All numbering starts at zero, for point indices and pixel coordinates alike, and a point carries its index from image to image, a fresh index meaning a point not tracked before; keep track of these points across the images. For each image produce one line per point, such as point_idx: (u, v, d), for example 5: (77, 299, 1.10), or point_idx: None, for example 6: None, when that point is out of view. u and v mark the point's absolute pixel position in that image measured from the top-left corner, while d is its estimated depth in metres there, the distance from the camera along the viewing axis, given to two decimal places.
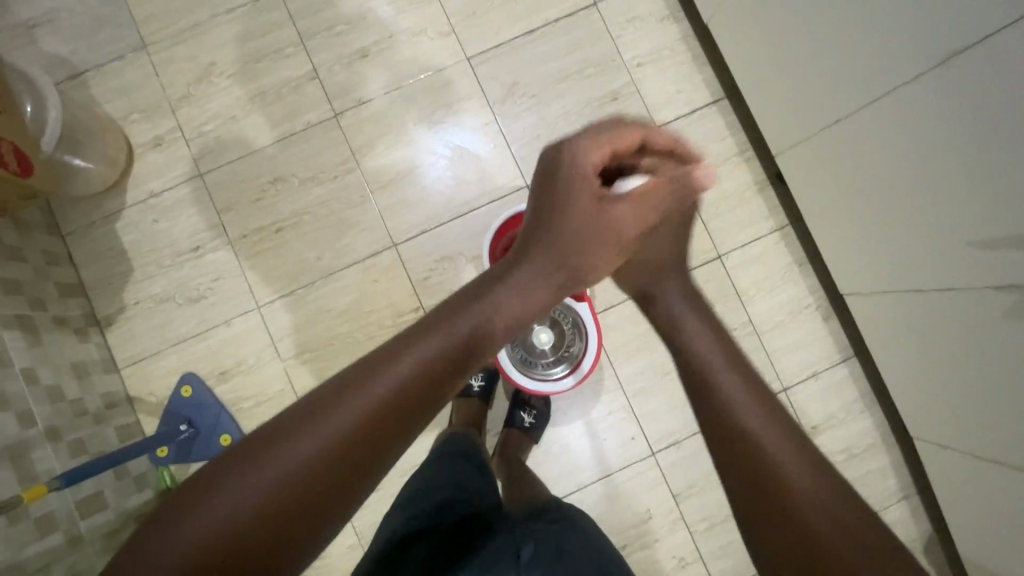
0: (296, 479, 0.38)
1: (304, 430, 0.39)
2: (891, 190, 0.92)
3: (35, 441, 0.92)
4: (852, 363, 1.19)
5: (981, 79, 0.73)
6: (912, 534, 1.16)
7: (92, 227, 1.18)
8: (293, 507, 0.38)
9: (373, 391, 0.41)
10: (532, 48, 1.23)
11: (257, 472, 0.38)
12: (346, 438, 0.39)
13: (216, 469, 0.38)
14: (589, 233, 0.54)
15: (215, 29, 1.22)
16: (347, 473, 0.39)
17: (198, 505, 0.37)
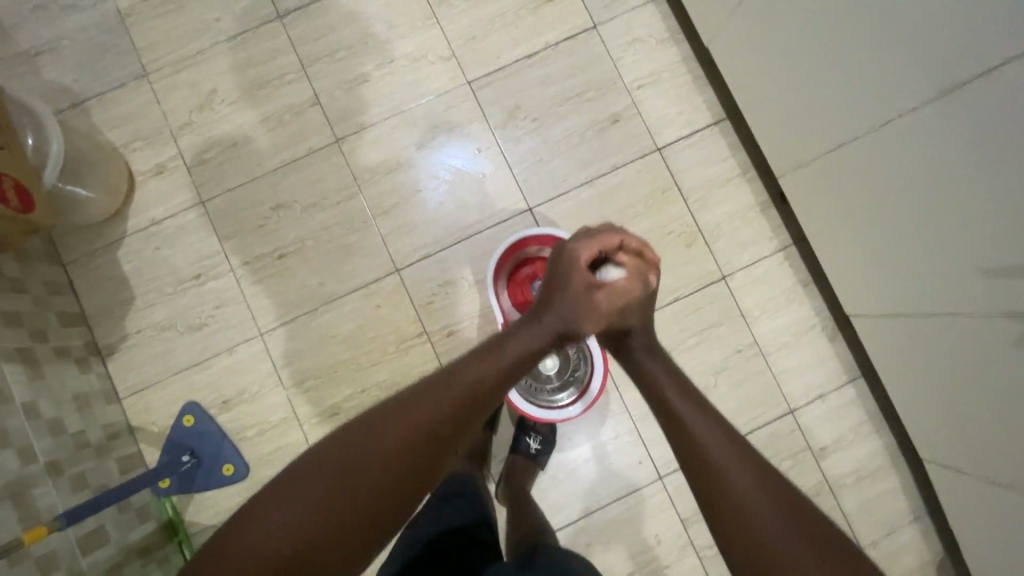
0: (327, 510, 0.48)
1: (335, 470, 0.49)
2: (896, 216, 0.92)
3: (37, 477, 0.91)
4: (860, 383, 1.19)
5: (980, 112, 0.74)
6: (924, 556, 1.15)
7: (94, 255, 1.18)
8: (318, 533, 0.47)
9: (399, 430, 0.52)
10: (533, 72, 1.23)
11: (298, 502, 0.48)
12: (368, 479, 0.49)
13: (265, 500, 0.48)
14: (579, 310, 0.66)
15: (217, 56, 1.22)
16: (370, 506, 0.49)
17: (252, 526, 0.47)
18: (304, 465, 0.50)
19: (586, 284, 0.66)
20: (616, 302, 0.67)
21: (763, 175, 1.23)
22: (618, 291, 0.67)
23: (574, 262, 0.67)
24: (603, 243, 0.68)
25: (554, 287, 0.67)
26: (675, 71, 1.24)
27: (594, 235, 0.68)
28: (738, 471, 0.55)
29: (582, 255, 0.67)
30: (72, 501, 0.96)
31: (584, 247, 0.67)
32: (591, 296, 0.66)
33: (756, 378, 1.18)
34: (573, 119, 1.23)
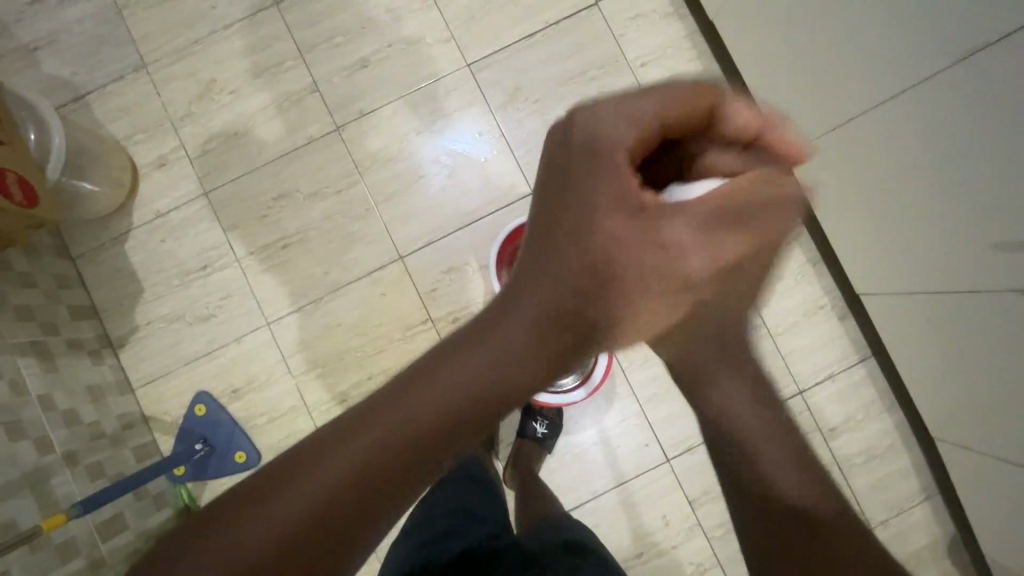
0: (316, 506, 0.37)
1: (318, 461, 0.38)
2: (910, 190, 0.89)
3: (54, 467, 0.93)
4: (870, 363, 1.17)
5: (986, 84, 0.72)
6: (935, 535, 1.14)
7: (102, 249, 1.19)
8: (305, 536, 0.37)
9: (398, 418, 0.39)
10: (534, 52, 1.21)
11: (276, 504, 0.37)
12: (361, 474, 0.38)
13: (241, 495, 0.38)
14: (635, 253, 0.41)
15: (215, 45, 1.21)
16: (369, 501, 0.38)
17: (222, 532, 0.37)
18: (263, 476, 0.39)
19: (642, 205, 0.42)
20: (709, 236, 0.41)
21: None
22: (713, 212, 0.41)
23: (616, 155, 0.43)
24: (664, 111, 0.44)
25: (585, 197, 0.43)
26: (679, 47, 1.21)
27: (642, 102, 0.43)
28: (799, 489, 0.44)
29: (631, 136, 0.43)
30: (89, 489, 0.98)
31: (630, 121, 0.43)
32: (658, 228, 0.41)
33: (764, 359, 1.17)
34: (575, 100, 1.20)
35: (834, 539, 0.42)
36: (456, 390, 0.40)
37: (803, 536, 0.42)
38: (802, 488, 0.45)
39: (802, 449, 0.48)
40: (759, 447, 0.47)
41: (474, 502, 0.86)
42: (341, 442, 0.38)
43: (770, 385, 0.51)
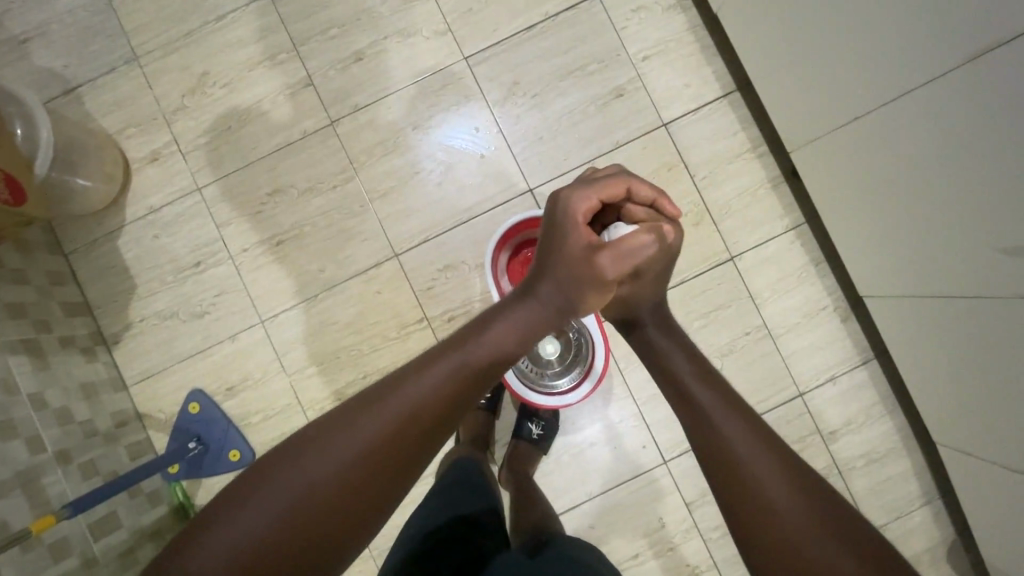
0: (345, 465, 0.46)
1: (340, 432, 0.47)
2: (918, 191, 0.86)
3: (46, 466, 0.93)
4: (872, 366, 1.15)
5: (997, 86, 0.69)
6: (934, 539, 1.13)
7: (95, 244, 1.18)
8: (337, 488, 0.45)
9: (409, 393, 0.50)
10: (533, 45, 1.18)
11: (307, 464, 0.45)
12: (379, 439, 0.47)
13: (273, 463, 0.46)
14: (581, 273, 0.60)
15: (207, 37, 1.19)
16: (390, 459, 0.47)
17: (258, 494, 0.44)
18: (299, 439, 0.47)
19: (587, 243, 0.61)
20: (624, 264, 0.61)
21: (774, 149, 1.17)
22: (626, 251, 0.61)
23: (571, 216, 0.62)
24: (604, 194, 0.65)
25: (552, 244, 0.62)
26: (682, 41, 1.18)
27: (588, 188, 0.65)
28: (726, 417, 0.55)
29: (581, 206, 0.63)
30: (82, 488, 0.98)
31: (581, 198, 0.63)
32: (595, 258, 0.60)
33: (764, 361, 1.16)
34: (573, 95, 1.18)
35: (774, 482, 0.50)
36: (452, 371, 0.52)
37: (748, 479, 0.50)
38: (747, 441, 0.53)
39: (740, 404, 0.57)
40: (703, 407, 0.57)
41: (466, 505, 0.83)
42: (360, 415, 0.48)
43: (706, 363, 0.64)
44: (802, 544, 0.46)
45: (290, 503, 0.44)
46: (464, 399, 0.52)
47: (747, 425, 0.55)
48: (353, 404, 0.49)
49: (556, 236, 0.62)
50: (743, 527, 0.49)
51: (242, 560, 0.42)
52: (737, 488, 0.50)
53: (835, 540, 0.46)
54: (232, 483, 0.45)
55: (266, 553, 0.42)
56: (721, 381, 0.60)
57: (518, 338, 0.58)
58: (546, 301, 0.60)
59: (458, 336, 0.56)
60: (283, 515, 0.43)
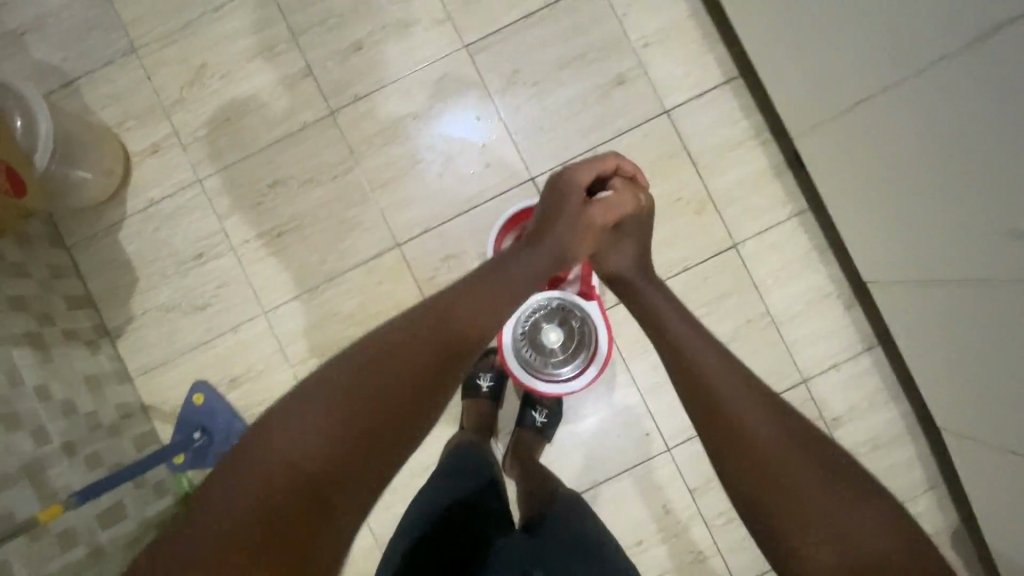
0: (389, 380, 0.53)
1: (385, 353, 0.54)
2: (923, 174, 0.84)
3: (52, 457, 0.93)
4: (877, 352, 1.15)
5: (993, 70, 0.68)
6: (939, 525, 1.13)
7: (97, 237, 1.18)
8: (382, 399, 0.51)
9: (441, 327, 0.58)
10: (533, 32, 1.17)
11: (358, 379, 0.52)
12: (417, 360, 0.55)
13: (328, 378, 0.52)
14: (577, 227, 0.74)
15: (205, 28, 1.18)
16: (425, 374, 0.55)
17: (315, 402, 0.50)
18: (331, 375, 0.52)
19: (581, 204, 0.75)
20: (611, 217, 0.75)
21: (777, 136, 1.16)
22: (614, 207, 0.76)
23: (573, 183, 0.76)
24: (599, 167, 0.79)
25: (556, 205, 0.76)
26: (683, 26, 1.17)
27: (586, 164, 0.78)
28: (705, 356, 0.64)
29: (581, 177, 0.77)
30: (88, 479, 0.99)
31: (582, 171, 0.77)
32: (589, 214, 0.74)
33: (768, 348, 1.15)
34: (574, 83, 1.17)
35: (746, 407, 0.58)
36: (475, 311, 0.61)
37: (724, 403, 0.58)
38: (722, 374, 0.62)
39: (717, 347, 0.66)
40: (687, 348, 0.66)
41: (472, 493, 0.83)
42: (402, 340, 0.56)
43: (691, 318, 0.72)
44: (783, 469, 0.52)
45: (344, 410, 0.50)
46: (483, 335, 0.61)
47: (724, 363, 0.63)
48: (393, 331, 0.57)
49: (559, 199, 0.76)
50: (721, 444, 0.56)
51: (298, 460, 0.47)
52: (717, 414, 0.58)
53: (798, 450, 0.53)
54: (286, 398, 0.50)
55: (309, 473, 0.47)
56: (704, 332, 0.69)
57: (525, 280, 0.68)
58: (547, 253, 0.73)
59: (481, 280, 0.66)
60: (335, 424, 0.49)
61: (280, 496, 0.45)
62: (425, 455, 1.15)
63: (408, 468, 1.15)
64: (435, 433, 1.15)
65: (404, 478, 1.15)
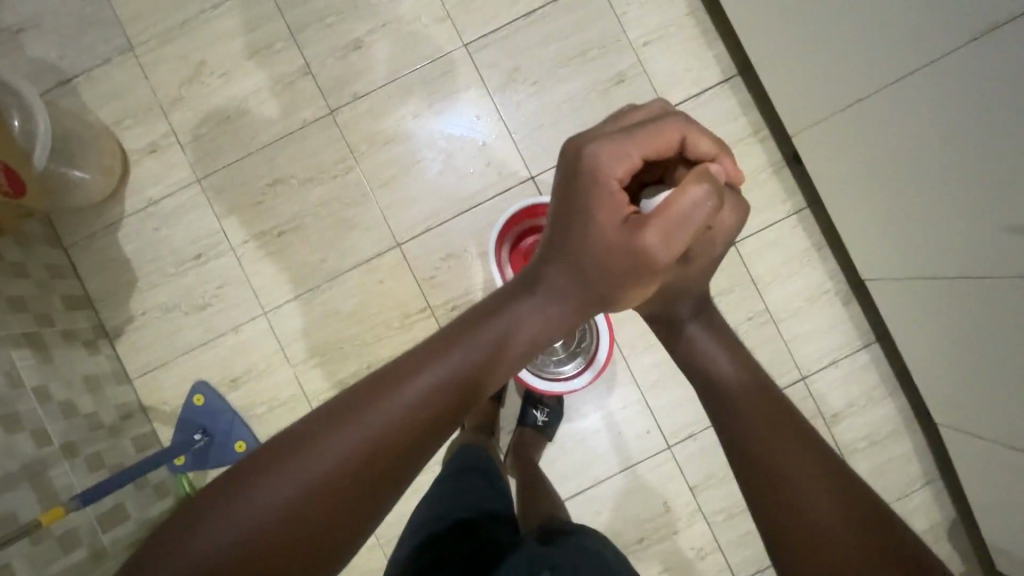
0: (363, 448, 0.43)
1: (360, 413, 0.44)
2: (925, 173, 0.85)
3: (53, 458, 0.93)
4: (874, 349, 1.16)
5: (994, 68, 0.70)
6: (935, 519, 1.15)
7: (94, 237, 1.17)
8: (353, 471, 0.42)
9: (427, 377, 0.46)
10: (532, 31, 1.17)
11: (327, 443, 0.42)
12: (395, 424, 0.44)
13: (292, 440, 0.43)
14: (618, 259, 0.51)
15: (203, 26, 1.18)
16: (405, 442, 0.44)
17: (275, 471, 0.41)
18: (304, 426, 0.43)
19: (618, 217, 0.51)
20: (673, 239, 0.49)
21: (776, 133, 1.17)
22: (673, 221, 0.49)
23: (603, 181, 0.51)
24: (648, 148, 0.52)
25: (581, 215, 0.52)
26: (682, 25, 1.17)
27: (633, 144, 0.51)
28: (766, 421, 0.51)
29: (617, 169, 0.51)
30: (89, 480, 0.98)
31: (621, 159, 0.51)
32: (631, 235, 0.50)
33: (767, 345, 1.16)
34: (574, 81, 1.17)
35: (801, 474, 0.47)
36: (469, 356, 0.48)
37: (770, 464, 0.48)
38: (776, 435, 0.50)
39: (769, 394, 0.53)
40: (732, 393, 0.54)
41: (479, 497, 0.82)
42: (380, 397, 0.45)
43: (747, 356, 0.58)
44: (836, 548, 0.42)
45: (307, 483, 0.41)
46: (477, 390, 0.48)
47: (779, 417, 0.51)
48: (370, 383, 0.46)
49: (585, 205, 0.52)
50: (766, 514, 0.46)
51: (261, 535, 0.39)
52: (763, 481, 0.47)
53: (858, 529, 0.43)
54: (247, 460, 0.42)
55: (273, 548, 0.39)
56: (758, 373, 0.56)
57: (535, 325, 0.51)
58: (561, 284, 0.52)
59: (474, 317, 0.51)
60: (297, 499, 0.40)
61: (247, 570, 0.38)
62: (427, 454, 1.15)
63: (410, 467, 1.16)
64: None
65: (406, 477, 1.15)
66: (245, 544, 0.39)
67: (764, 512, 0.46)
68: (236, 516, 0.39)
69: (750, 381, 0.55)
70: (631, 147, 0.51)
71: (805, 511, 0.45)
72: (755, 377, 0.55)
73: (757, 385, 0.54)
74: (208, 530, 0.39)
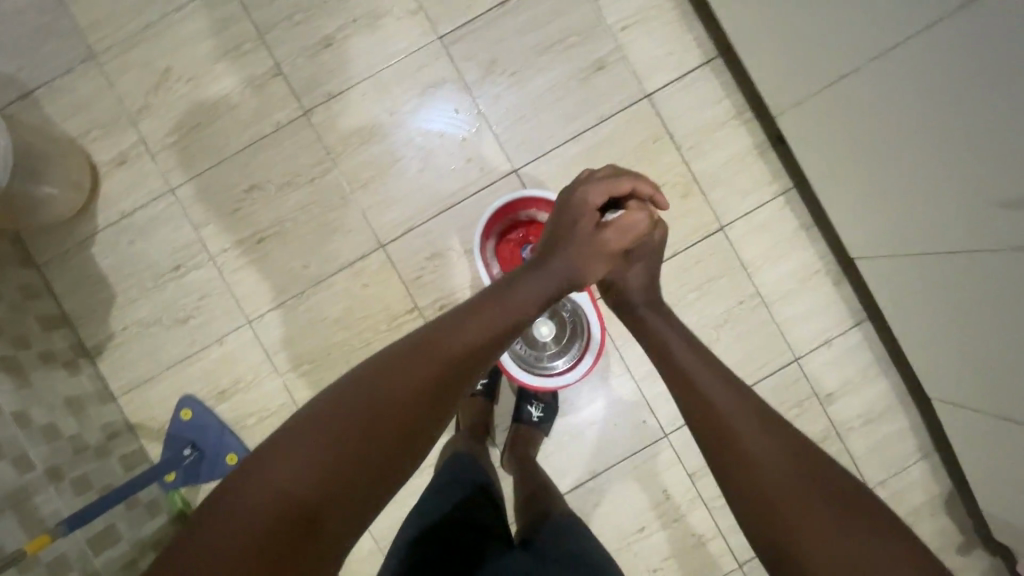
0: (415, 385, 0.51)
1: (414, 358, 0.52)
2: (926, 146, 0.81)
3: (37, 484, 0.91)
4: (866, 326, 1.15)
5: (970, 42, 0.69)
6: (933, 492, 1.15)
7: (68, 254, 1.14)
8: (411, 402, 0.50)
9: (463, 332, 0.56)
10: (508, 20, 1.14)
11: (388, 380, 0.50)
12: (439, 368, 0.53)
13: (358, 380, 0.50)
14: (589, 248, 0.70)
15: (167, 30, 1.14)
16: (448, 385, 0.53)
17: (345, 405, 0.48)
18: (366, 370, 0.51)
19: (593, 225, 0.71)
20: (622, 239, 0.71)
21: (759, 114, 1.15)
22: (624, 228, 0.71)
23: (585, 204, 0.72)
24: (613, 186, 0.73)
25: (571, 224, 0.71)
26: (660, 8, 1.15)
27: (604, 184, 0.73)
28: (706, 378, 0.61)
29: (593, 198, 0.72)
30: (77, 504, 0.96)
31: (597, 192, 0.73)
32: (600, 234, 0.70)
33: (759, 329, 1.15)
34: (553, 70, 1.15)
35: (744, 424, 0.56)
36: (497, 318, 0.59)
37: (717, 419, 0.57)
38: (719, 390, 0.60)
39: (711, 362, 0.64)
40: (682, 364, 0.64)
41: (466, 505, 0.79)
42: (427, 346, 0.54)
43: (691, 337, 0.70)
44: (778, 485, 0.51)
45: (372, 412, 0.48)
46: (499, 347, 0.59)
47: (718, 378, 0.61)
48: (415, 340, 0.55)
49: (570, 219, 0.72)
50: (721, 464, 0.55)
51: (333, 456, 0.45)
52: (711, 435, 0.57)
53: (796, 470, 0.52)
54: (320, 400, 0.49)
55: (341, 469, 0.45)
56: (700, 346, 0.67)
57: (542, 294, 0.65)
58: (566, 266, 0.68)
59: (498, 289, 0.63)
60: (366, 425, 0.47)
61: (320, 488, 0.44)
62: (423, 456, 1.14)
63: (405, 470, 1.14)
64: (431, 434, 1.14)
65: (403, 481, 1.14)
66: (321, 463, 0.45)
67: (716, 460, 0.55)
68: (312, 444, 0.45)
69: (693, 354, 0.66)
70: (606, 186, 0.73)
71: (747, 455, 0.54)
72: (699, 351, 0.66)
73: (699, 357, 0.65)
74: (288, 457, 0.45)
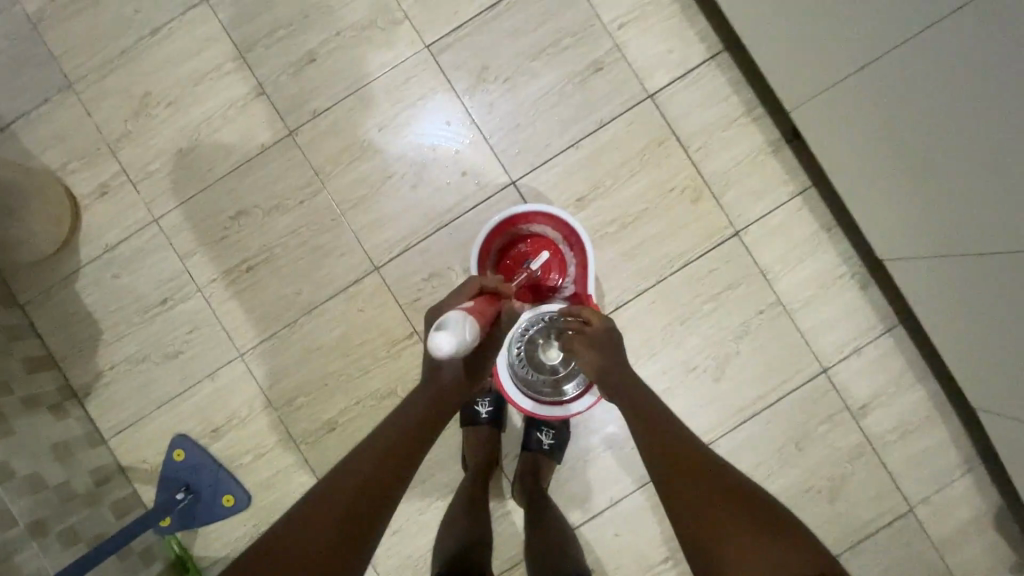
0: (340, 515, 0.58)
1: (332, 495, 0.60)
2: (950, 145, 0.73)
3: (20, 541, 0.85)
4: (898, 331, 1.07)
5: (979, 37, 0.62)
6: (981, 507, 1.06)
7: (52, 291, 1.10)
8: (335, 534, 0.57)
9: (373, 461, 0.64)
10: (499, 24, 1.08)
11: (313, 519, 0.57)
12: (359, 495, 0.60)
13: (287, 525, 0.57)
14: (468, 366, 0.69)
15: (145, 53, 1.09)
16: (366, 508, 0.60)
17: (281, 547, 0.55)
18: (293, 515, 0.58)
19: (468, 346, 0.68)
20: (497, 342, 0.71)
21: (771, 110, 1.08)
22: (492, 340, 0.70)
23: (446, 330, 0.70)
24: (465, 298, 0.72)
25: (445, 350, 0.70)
26: (659, 3, 1.08)
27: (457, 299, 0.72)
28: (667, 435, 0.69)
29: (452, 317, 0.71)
30: (65, 558, 0.91)
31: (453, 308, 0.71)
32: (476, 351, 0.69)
33: (782, 339, 1.08)
34: (548, 75, 1.08)
35: (702, 482, 0.63)
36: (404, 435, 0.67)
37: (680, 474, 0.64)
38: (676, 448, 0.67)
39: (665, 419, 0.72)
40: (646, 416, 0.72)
41: None
42: (343, 479, 0.62)
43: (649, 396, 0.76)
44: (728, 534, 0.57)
45: (305, 549, 0.55)
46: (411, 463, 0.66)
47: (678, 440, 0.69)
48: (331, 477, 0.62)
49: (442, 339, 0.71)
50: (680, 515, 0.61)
51: None
52: (675, 487, 0.63)
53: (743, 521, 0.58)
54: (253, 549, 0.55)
55: None
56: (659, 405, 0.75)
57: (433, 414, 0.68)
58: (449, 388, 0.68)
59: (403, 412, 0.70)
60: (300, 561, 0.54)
61: None
62: (428, 489, 1.08)
63: (411, 505, 1.08)
64: (436, 465, 1.08)
65: (408, 515, 1.08)
66: None
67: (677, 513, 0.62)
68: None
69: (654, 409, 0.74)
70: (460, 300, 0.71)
71: (702, 507, 0.60)
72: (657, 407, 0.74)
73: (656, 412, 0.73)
74: None
